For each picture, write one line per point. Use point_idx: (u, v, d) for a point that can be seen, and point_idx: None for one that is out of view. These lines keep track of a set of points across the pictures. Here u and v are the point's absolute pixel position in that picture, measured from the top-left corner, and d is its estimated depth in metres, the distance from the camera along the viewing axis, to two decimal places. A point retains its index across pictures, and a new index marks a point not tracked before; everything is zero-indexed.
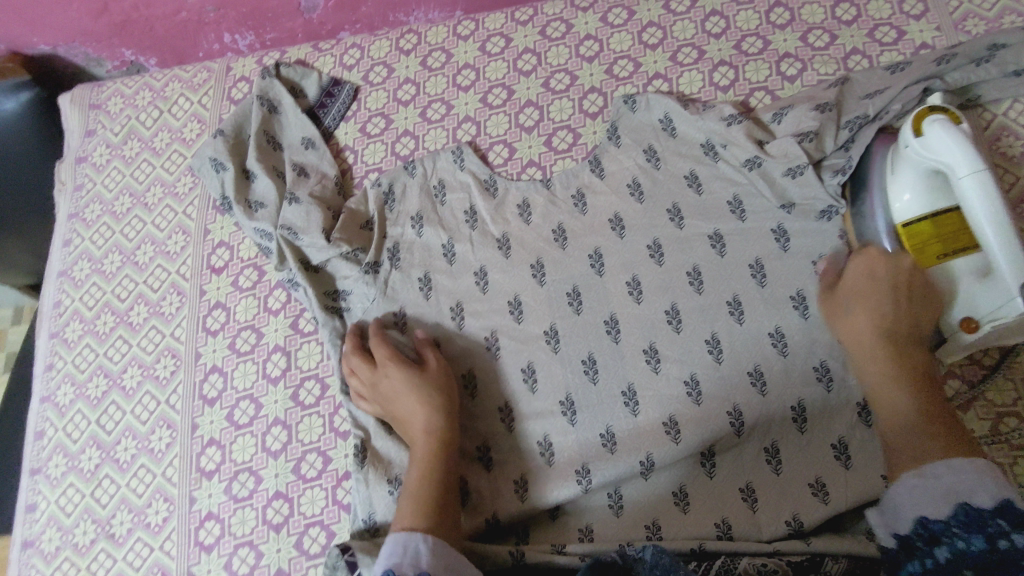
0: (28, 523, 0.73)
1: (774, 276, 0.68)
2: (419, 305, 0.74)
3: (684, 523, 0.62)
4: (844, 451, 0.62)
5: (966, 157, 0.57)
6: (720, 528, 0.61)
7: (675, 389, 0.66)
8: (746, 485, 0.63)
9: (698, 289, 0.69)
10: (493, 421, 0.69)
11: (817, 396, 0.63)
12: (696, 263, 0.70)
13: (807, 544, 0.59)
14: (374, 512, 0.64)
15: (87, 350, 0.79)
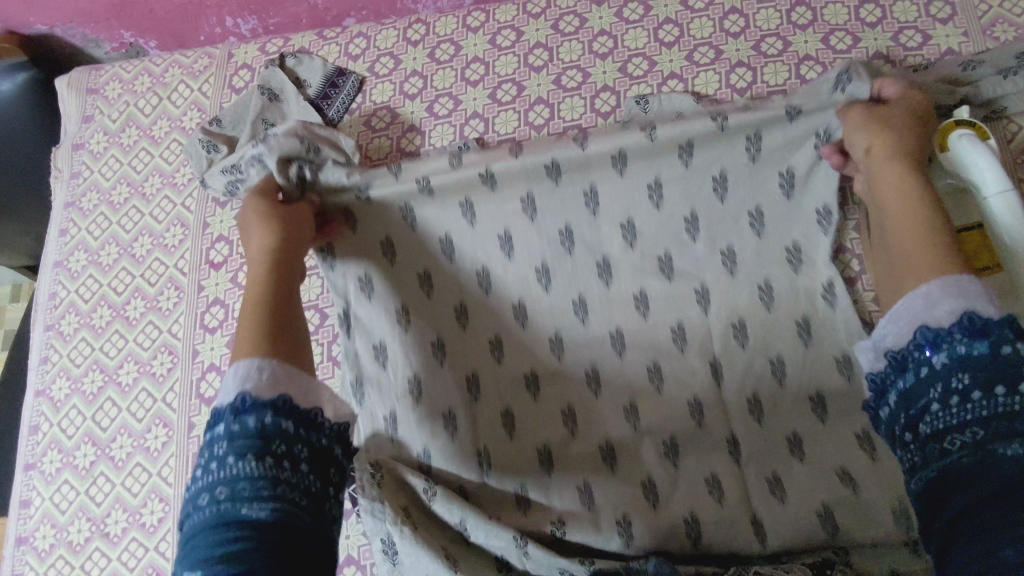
0: (22, 519, 0.73)
1: (771, 225, 0.69)
2: (406, 235, 0.72)
3: (659, 403, 0.68)
4: (821, 402, 0.65)
5: (994, 177, 0.58)
6: (692, 407, 0.68)
7: (663, 336, 0.70)
8: (714, 362, 0.68)
9: (693, 237, 0.70)
10: (471, 292, 0.72)
11: (796, 350, 0.67)
12: (695, 209, 0.69)
13: (782, 504, 0.63)
14: (361, 371, 0.70)
15: (82, 344, 0.78)
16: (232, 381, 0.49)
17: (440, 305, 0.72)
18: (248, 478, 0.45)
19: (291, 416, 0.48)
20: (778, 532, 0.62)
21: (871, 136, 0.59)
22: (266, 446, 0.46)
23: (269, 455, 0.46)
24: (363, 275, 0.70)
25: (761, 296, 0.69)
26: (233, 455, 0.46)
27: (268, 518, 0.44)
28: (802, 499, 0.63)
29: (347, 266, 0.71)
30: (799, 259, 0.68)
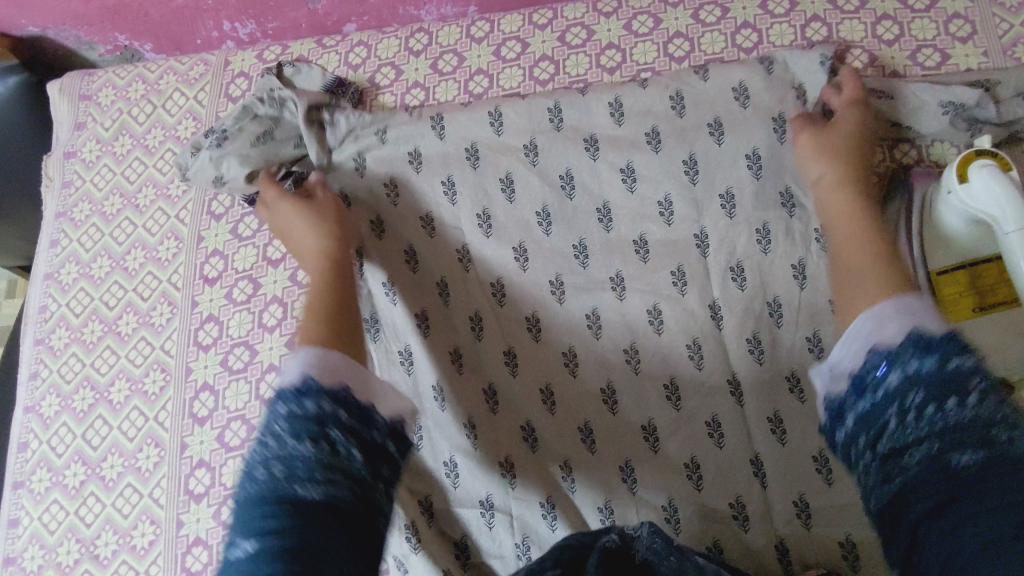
0: (10, 539, 0.71)
1: (768, 168, 0.70)
2: (410, 175, 0.75)
3: (659, 343, 0.68)
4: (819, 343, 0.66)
5: (1015, 212, 0.54)
6: (691, 349, 0.67)
7: (663, 280, 0.70)
8: (715, 304, 0.68)
9: (693, 180, 0.71)
10: (474, 231, 0.73)
11: (792, 291, 0.67)
12: (692, 152, 0.71)
13: (782, 444, 0.64)
14: (374, 311, 0.74)
15: (73, 360, 0.76)
16: (294, 364, 0.44)
17: (442, 248, 0.74)
18: (305, 463, 0.39)
19: (350, 410, 0.42)
20: (776, 471, 0.64)
21: (814, 167, 0.66)
22: (322, 432, 0.40)
23: (325, 442, 0.40)
24: (374, 219, 0.74)
25: (759, 241, 0.69)
26: (291, 436, 0.40)
27: (306, 512, 0.38)
28: (799, 443, 0.64)
29: (354, 210, 0.74)
30: (792, 201, 0.69)
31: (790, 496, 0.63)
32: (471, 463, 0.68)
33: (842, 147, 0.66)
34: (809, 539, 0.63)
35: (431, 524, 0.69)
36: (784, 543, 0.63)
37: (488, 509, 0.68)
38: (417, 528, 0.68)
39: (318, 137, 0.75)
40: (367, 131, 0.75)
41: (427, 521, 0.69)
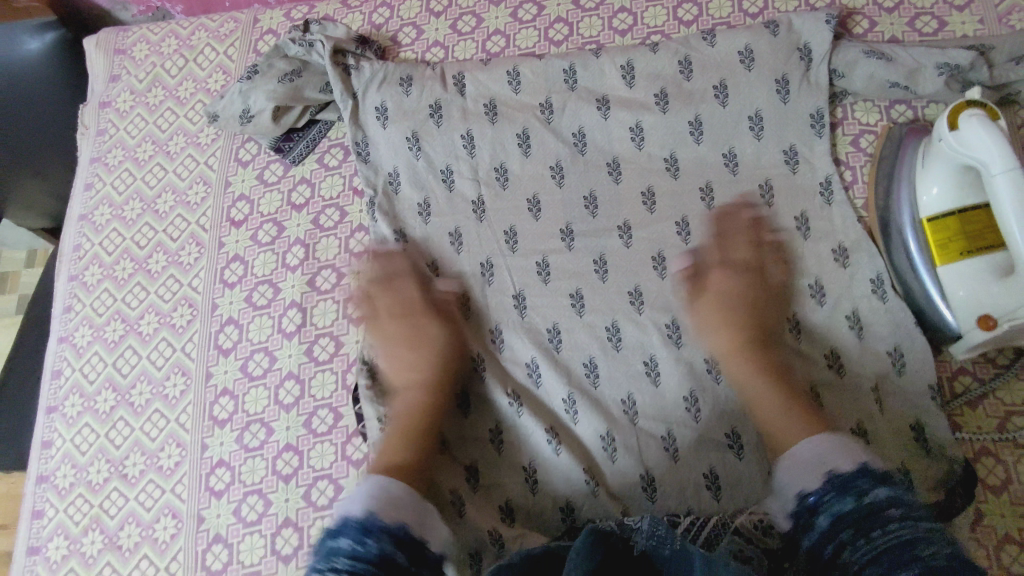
0: (43, 459, 0.75)
1: (770, 129, 0.74)
2: (430, 130, 0.78)
3: (663, 289, 0.71)
4: (819, 289, 0.69)
5: (1001, 155, 0.57)
6: (692, 293, 0.71)
7: (668, 229, 0.73)
8: (716, 250, 0.72)
9: (698, 140, 0.75)
10: (488, 182, 0.77)
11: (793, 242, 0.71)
12: (698, 114, 0.75)
13: (777, 381, 0.67)
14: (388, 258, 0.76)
15: (105, 295, 0.80)
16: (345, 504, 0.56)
17: (459, 199, 0.77)
18: None
19: (404, 548, 0.53)
20: None
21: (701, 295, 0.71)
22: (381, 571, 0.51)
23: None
24: (390, 173, 0.78)
25: (761, 195, 0.73)
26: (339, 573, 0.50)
27: None
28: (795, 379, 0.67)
29: (376, 163, 0.79)
30: (796, 158, 0.73)
31: None
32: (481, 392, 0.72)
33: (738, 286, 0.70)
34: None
35: (445, 449, 0.71)
36: (776, 471, 0.65)
37: (497, 436, 0.70)
38: None
39: (343, 78, 0.80)
40: (392, 79, 0.80)
41: (440, 449, 0.70)
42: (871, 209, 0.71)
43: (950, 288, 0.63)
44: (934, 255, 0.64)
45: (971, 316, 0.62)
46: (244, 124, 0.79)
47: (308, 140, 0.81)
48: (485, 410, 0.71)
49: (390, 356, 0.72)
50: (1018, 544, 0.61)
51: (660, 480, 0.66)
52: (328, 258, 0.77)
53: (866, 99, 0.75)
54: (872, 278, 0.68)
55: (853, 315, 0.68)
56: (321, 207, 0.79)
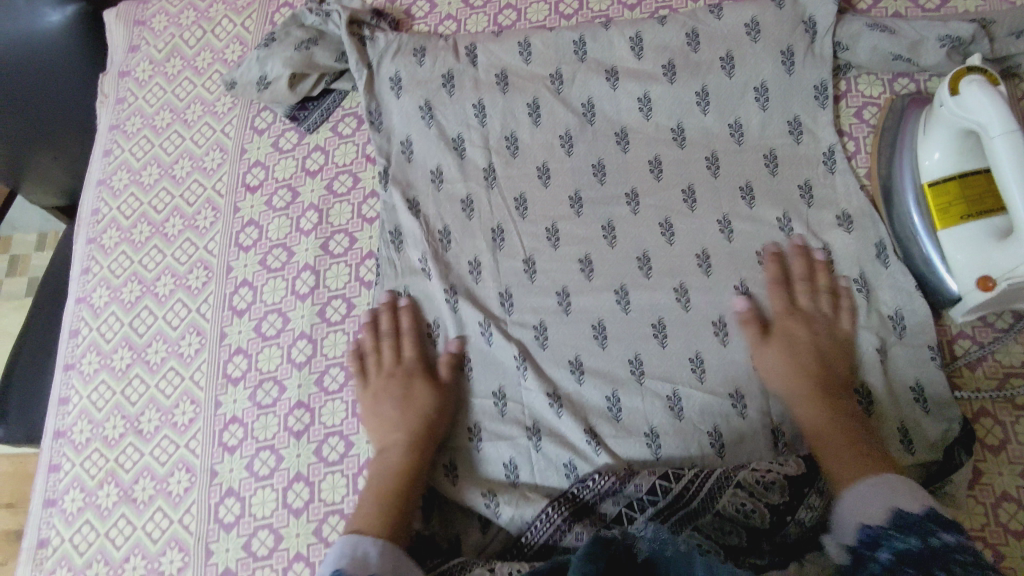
0: (61, 415, 0.77)
1: (775, 100, 0.75)
2: (442, 99, 0.80)
3: (670, 254, 0.72)
4: (826, 255, 0.70)
5: (1000, 117, 0.59)
6: (699, 258, 0.72)
7: (674, 196, 0.74)
8: (723, 217, 0.73)
9: (704, 110, 0.76)
10: (499, 150, 0.78)
11: (798, 209, 0.72)
12: (705, 85, 0.76)
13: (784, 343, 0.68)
14: (398, 223, 0.77)
15: (123, 257, 0.82)
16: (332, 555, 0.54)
17: (470, 167, 0.78)
18: None
19: None
20: None
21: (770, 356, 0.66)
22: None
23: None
24: (403, 141, 0.80)
25: (766, 164, 0.74)
26: None
27: None
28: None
29: (388, 132, 0.80)
30: (800, 128, 0.75)
31: None
32: (484, 355, 0.71)
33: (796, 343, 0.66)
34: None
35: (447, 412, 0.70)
36: (779, 430, 0.66)
37: (501, 398, 0.70)
38: None
39: (358, 47, 0.81)
40: (405, 50, 0.81)
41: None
42: (874, 177, 0.72)
43: (950, 251, 0.65)
44: (936, 219, 0.66)
45: (972, 278, 0.63)
46: (261, 90, 0.81)
47: (323, 108, 0.83)
48: (488, 372, 0.71)
49: (398, 320, 0.73)
50: (1016, 502, 0.62)
51: (665, 439, 0.66)
52: (340, 222, 0.79)
53: (870, 72, 0.76)
54: (875, 245, 0.69)
55: (860, 280, 0.69)
56: (334, 173, 0.81)
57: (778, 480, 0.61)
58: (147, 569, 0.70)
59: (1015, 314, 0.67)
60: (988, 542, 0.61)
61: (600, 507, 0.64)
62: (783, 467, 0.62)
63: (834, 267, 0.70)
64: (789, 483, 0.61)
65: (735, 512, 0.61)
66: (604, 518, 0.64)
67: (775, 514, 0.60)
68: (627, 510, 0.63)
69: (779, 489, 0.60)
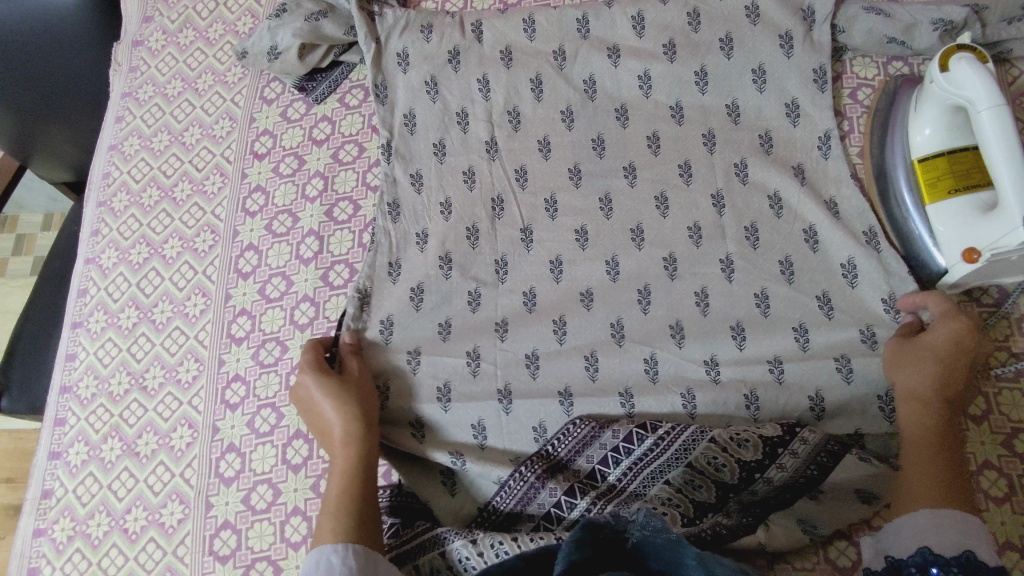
0: (67, 370, 0.79)
1: (772, 81, 0.77)
2: (447, 73, 0.82)
3: (663, 226, 0.74)
4: (814, 236, 0.72)
5: (988, 93, 0.60)
6: (691, 231, 0.73)
7: (670, 171, 0.76)
8: (717, 193, 0.74)
9: (702, 89, 0.78)
10: (501, 123, 0.80)
11: (792, 187, 0.73)
12: (703, 64, 0.78)
13: (767, 313, 0.69)
14: (396, 195, 0.78)
15: (132, 220, 0.84)
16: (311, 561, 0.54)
17: (472, 139, 0.80)
18: None
19: None
20: (756, 331, 0.69)
21: (921, 342, 0.61)
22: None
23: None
24: (408, 114, 0.81)
25: (762, 144, 0.76)
26: None
27: None
28: (784, 312, 0.69)
29: (393, 103, 0.82)
30: (797, 110, 0.76)
31: (767, 352, 0.68)
32: (466, 321, 0.73)
33: (959, 343, 0.59)
34: (784, 396, 0.66)
35: (417, 370, 0.71)
36: (757, 397, 0.66)
37: (473, 359, 0.71)
38: (391, 384, 0.71)
39: (367, 22, 0.83)
40: (413, 25, 0.83)
41: (411, 370, 0.71)
42: (865, 156, 0.74)
43: (935, 225, 0.67)
44: (925, 193, 0.68)
45: (959, 250, 0.65)
46: (271, 60, 0.83)
47: (330, 80, 0.86)
48: (467, 335, 0.72)
49: (387, 290, 0.74)
50: (996, 470, 0.63)
51: (639, 397, 0.68)
52: (345, 190, 0.81)
53: (865, 55, 0.78)
54: (864, 231, 0.71)
55: (849, 263, 0.70)
56: (340, 142, 0.83)
57: (752, 438, 0.63)
58: (149, 520, 0.71)
59: (1000, 290, 0.68)
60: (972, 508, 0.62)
61: (574, 465, 0.66)
62: (760, 428, 0.64)
63: (823, 245, 0.71)
64: (763, 442, 0.63)
65: (706, 465, 0.63)
66: (577, 475, 0.66)
67: (744, 470, 0.62)
68: (600, 467, 0.65)
69: (752, 446, 0.63)
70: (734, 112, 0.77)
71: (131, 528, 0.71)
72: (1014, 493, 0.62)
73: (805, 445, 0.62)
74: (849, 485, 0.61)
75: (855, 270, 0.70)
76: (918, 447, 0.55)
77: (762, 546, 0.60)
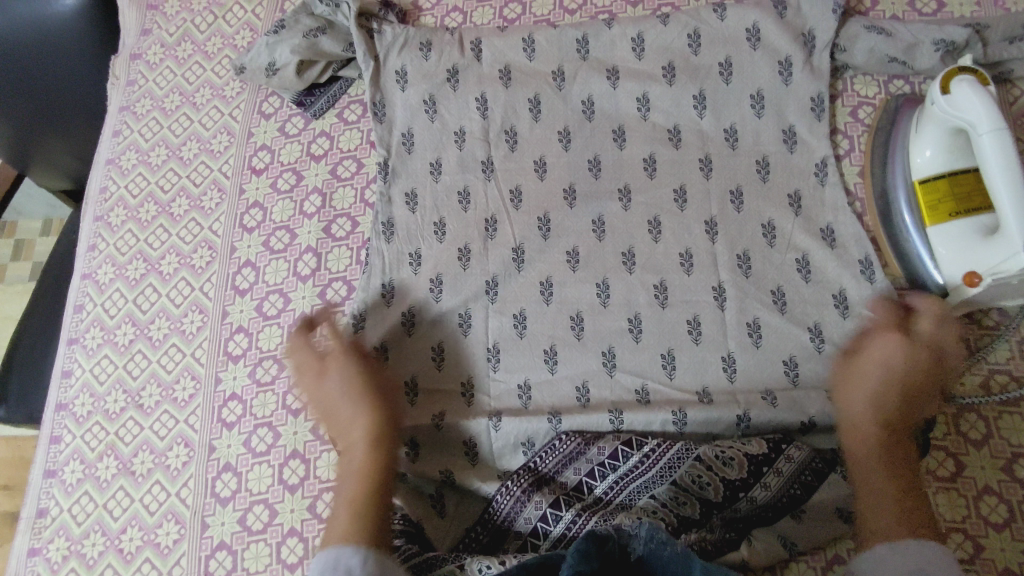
0: (63, 388, 0.79)
1: (770, 105, 0.76)
2: (445, 90, 0.81)
3: (655, 252, 0.74)
4: (807, 265, 0.71)
5: (989, 116, 0.60)
6: (683, 257, 0.73)
7: (665, 195, 0.75)
8: (711, 220, 0.74)
9: (700, 113, 0.77)
10: (499, 141, 0.80)
11: (785, 217, 0.73)
12: (702, 89, 0.78)
13: (758, 346, 0.69)
14: (392, 215, 0.78)
15: (129, 235, 0.84)
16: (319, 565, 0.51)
17: (469, 158, 0.79)
18: None
19: None
20: (747, 366, 0.68)
21: (867, 362, 0.62)
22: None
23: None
24: (404, 133, 0.81)
25: (758, 171, 0.75)
26: None
27: None
28: (775, 346, 0.69)
29: (392, 122, 0.81)
30: (794, 137, 0.76)
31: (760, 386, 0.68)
32: (457, 346, 0.73)
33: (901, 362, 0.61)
34: (777, 419, 0.66)
35: (413, 401, 0.71)
36: (747, 417, 0.66)
37: (468, 388, 0.71)
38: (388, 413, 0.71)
39: (366, 40, 0.83)
40: (413, 43, 0.83)
41: (406, 400, 0.71)
42: (867, 177, 0.74)
43: (936, 246, 0.66)
44: (926, 216, 0.67)
45: (959, 273, 0.64)
46: (269, 76, 0.82)
47: (330, 95, 0.85)
48: (459, 362, 0.72)
49: (378, 313, 0.74)
50: (997, 495, 0.63)
51: (628, 414, 0.68)
52: (344, 206, 0.81)
53: (866, 73, 0.78)
54: (860, 259, 0.71)
55: (841, 295, 0.70)
56: (338, 158, 0.83)
57: (737, 456, 0.63)
58: (144, 540, 0.71)
59: (1000, 312, 0.68)
60: (969, 534, 0.62)
61: (561, 477, 0.66)
62: (745, 445, 0.64)
63: (822, 268, 0.71)
64: (748, 460, 0.63)
65: (691, 483, 0.63)
66: (564, 487, 0.66)
67: (729, 489, 0.62)
68: (587, 480, 0.66)
69: (737, 465, 0.63)
70: (733, 132, 0.76)
71: (126, 548, 0.71)
72: (1014, 519, 0.62)
73: (789, 465, 0.63)
74: (830, 503, 0.62)
75: (847, 302, 0.70)
76: (865, 465, 0.57)
77: (745, 562, 0.60)
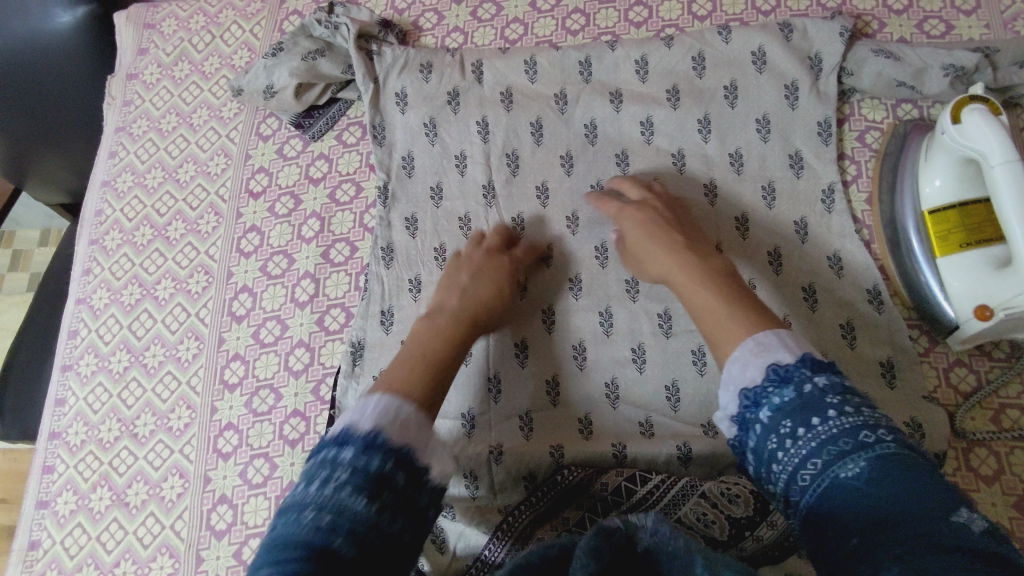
0: (56, 417, 0.77)
1: (776, 129, 0.75)
2: (445, 113, 0.80)
3: None
4: (813, 295, 0.70)
5: (1001, 147, 0.59)
6: None
7: None
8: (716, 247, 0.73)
9: (705, 137, 0.76)
10: (499, 165, 0.78)
11: (791, 245, 0.72)
12: (707, 112, 0.76)
13: None
14: (392, 240, 0.76)
15: (124, 259, 0.83)
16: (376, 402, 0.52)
17: (470, 183, 0.78)
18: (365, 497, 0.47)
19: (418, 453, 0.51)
20: None
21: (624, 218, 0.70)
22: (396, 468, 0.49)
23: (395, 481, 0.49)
24: (404, 157, 0.79)
25: (763, 197, 0.74)
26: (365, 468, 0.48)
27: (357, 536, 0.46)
28: None
29: (392, 146, 0.80)
30: (800, 163, 0.74)
31: None
32: (461, 377, 0.72)
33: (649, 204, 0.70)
34: None
35: None
36: None
37: (467, 419, 0.70)
38: None
39: (365, 61, 0.81)
40: (413, 65, 0.82)
41: None
42: (875, 204, 0.72)
43: (946, 277, 0.65)
44: (936, 246, 0.66)
45: (970, 306, 0.63)
46: (267, 98, 0.81)
47: (328, 117, 0.84)
48: (460, 393, 0.71)
49: (377, 341, 0.72)
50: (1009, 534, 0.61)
51: (630, 448, 0.67)
52: (342, 231, 0.79)
53: (874, 97, 0.77)
54: (869, 289, 0.69)
55: (848, 325, 0.68)
56: (337, 181, 0.81)
57: (743, 493, 0.60)
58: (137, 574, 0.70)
59: (1012, 344, 0.67)
60: None
61: (562, 514, 0.64)
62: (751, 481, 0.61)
63: (829, 299, 0.70)
64: (755, 498, 0.60)
65: (696, 521, 0.60)
66: (565, 524, 0.63)
67: (734, 527, 0.59)
68: (590, 516, 0.63)
69: (743, 502, 0.60)
70: (738, 155, 0.75)
71: None
72: None
73: None
74: None
75: (856, 331, 0.68)
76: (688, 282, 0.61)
77: None
